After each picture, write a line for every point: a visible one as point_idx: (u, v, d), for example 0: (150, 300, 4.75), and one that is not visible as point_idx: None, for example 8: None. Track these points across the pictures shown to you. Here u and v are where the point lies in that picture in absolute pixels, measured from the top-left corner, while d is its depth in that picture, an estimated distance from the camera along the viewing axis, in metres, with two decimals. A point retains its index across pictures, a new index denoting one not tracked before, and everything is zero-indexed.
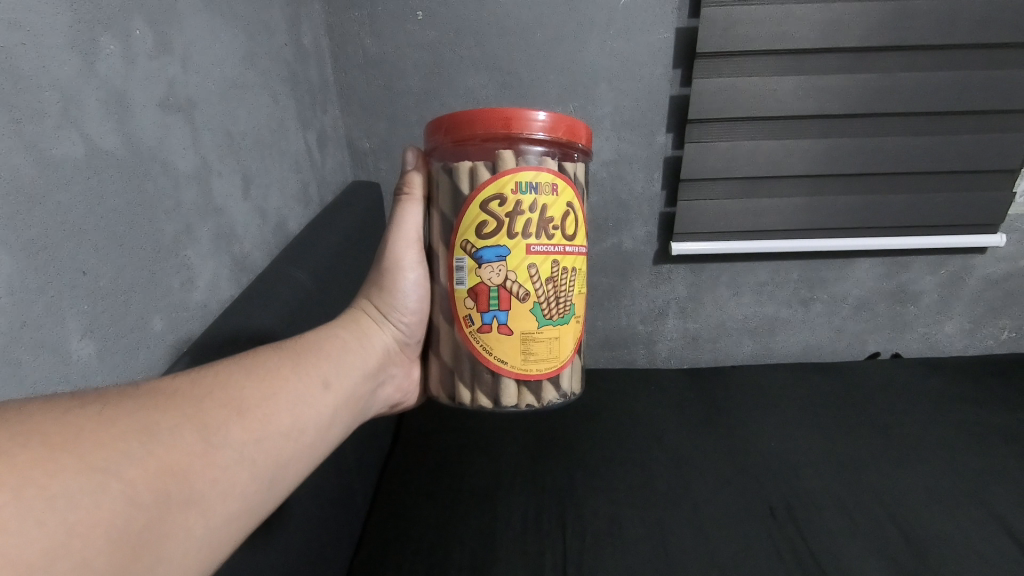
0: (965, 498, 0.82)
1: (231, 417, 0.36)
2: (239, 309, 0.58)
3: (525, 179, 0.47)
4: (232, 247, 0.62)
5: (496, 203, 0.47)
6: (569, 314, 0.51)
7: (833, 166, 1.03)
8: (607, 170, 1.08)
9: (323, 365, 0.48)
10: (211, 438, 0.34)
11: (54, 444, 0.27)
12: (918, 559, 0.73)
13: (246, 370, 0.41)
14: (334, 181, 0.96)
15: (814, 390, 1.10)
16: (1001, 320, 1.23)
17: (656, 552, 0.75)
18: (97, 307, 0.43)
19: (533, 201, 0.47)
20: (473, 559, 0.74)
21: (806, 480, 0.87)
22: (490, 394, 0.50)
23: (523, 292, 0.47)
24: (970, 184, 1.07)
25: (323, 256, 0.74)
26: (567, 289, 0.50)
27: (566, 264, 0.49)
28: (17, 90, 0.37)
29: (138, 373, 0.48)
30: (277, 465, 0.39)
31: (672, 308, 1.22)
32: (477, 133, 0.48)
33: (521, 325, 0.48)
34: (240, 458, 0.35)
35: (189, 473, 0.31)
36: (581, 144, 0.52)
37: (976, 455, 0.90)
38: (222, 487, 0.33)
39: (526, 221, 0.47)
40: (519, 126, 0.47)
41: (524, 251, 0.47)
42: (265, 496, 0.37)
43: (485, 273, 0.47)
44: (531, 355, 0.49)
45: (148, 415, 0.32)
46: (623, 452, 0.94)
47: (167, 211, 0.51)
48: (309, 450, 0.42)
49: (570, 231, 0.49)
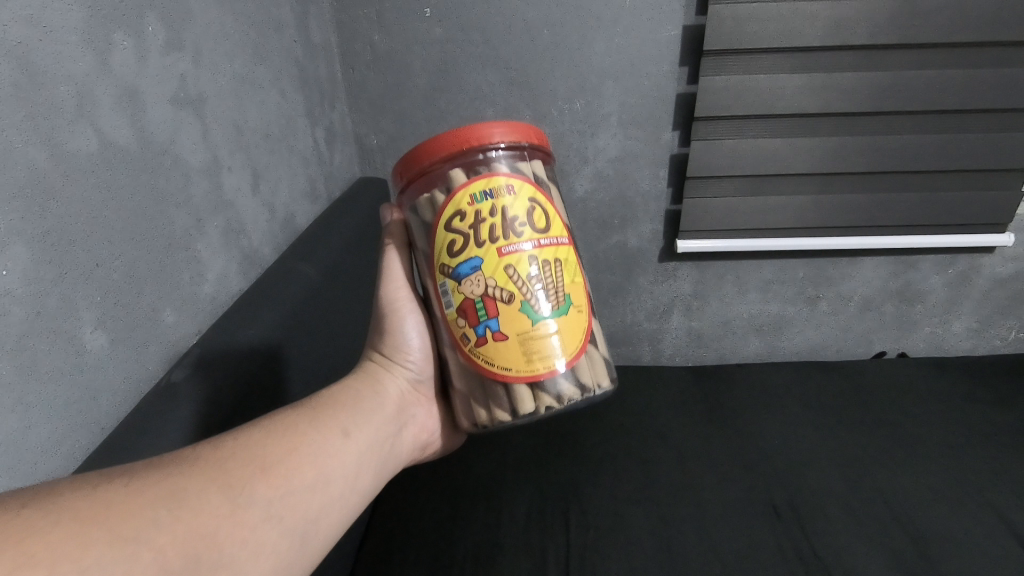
0: (970, 498, 0.82)
1: (254, 475, 0.37)
2: (248, 303, 0.59)
3: (477, 189, 0.48)
4: (241, 242, 0.63)
5: (457, 220, 0.48)
6: (566, 304, 0.49)
7: (840, 164, 1.03)
8: (614, 167, 1.08)
9: (342, 416, 0.48)
10: (237, 498, 0.35)
11: (86, 517, 0.29)
12: (921, 560, 0.73)
13: (269, 429, 0.42)
14: (342, 176, 0.97)
15: (819, 388, 1.10)
16: (1010, 320, 1.22)
17: (659, 549, 0.76)
18: (110, 298, 0.44)
19: (491, 206, 0.47)
20: (477, 554, 0.76)
21: (811, 478, 0.87)
22: (506, 405, 0.49)
23: (506, 294, 0.47)
24: (979, 183, 1.06)
25: (331, 252, 0.74)
26: (555, 281, 0.49)
27: (546, 256, 0.49)
28: (32, 86, 0.38)
29: (152, 365, 0.49)
30: (305, 519, 0.39)
31: (678, 306, 1.22)
32: (425, 164, 0.50)
33: (516, 326, 0.47)
34: (268, 515, 0.36)
35: (217, 536, 0.33)
36: (531, 141, 0.51)
37: (982, 456, 0.89)
38: (252, 547, 0.35)
39: (490, 226, 0.47)
40: (460, 141, 0.48)
41: (496, 256, 0.47)
42: (295, 554, 0.38)
43: (466, 287, 0.48)
44: (534, 355, 0.48)
45: (174, 482, 0.33)
46: (628, 449, 0.95)
47: (178, 205, 0.52)
48: (339, 502, 0.43)
49: (541, 224, 0.49)
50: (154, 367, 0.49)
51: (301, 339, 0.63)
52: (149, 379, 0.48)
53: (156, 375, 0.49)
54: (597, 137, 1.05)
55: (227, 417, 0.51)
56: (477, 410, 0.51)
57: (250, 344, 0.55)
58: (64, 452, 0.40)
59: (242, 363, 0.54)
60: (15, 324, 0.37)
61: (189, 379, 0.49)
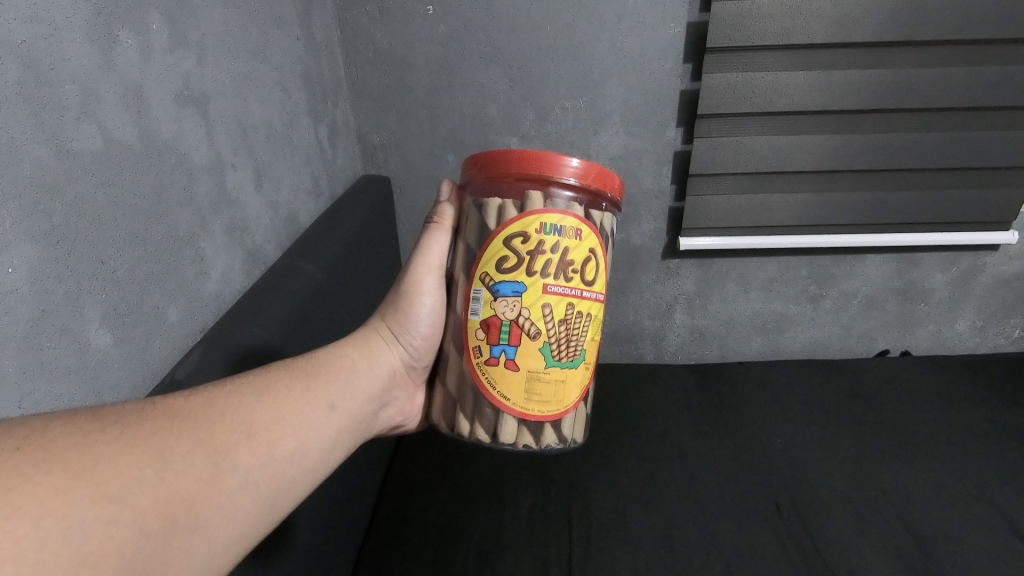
0: (972, 496, 0.82)
1: (239, 441, 0.38)
2: (250, 302, 0.59)
3: (549, 221, 0.47)
4: (245, 239, 0.63)
5: (519, 240, 0.48)
6: (579, 359, 0.50)
7: (843, 162, 1.03)
8: (616, 165, 1.08)
9: (330, 388, 0.49)
10: (220, 464, 0.36)
11: (75, 470, 0.29)
12: (922, 556, 0.73)
13: (261, 392, 0.43)
14: (344, 174, 0.97)
15: (822, 386, 1.10)
16: (1013, 319, 1.22)
17: (661, 547, 0.76)
18: (115, 297, 0.44)
19: (556, 242, 0.47)
20: (479, 552, 0.76)
21: (813, 476, 0.87)
22: (489, 428, 0.50)
23: (534, 330, 0.48)
24: (983, 181, 1.06)
25: (334, 250, 0.74)
26: (579, 334, 0.49)
27: (582, 308, 0.49)
28: (36, 85, 0.38)
29: (154, 361, 0.49)
30: (277, 489, 0.40)
31: (680, 304, 1.22)
32: (510, 172, 0.50)
33: (529, 362, 0.48)
34: (244, 484, 0.37)
35: (195, 499, 0.33)
36: (610, 194, 0.52)
37: (984, 454, 0.90)
38: (226, 512, 0.35)
39: (546, 261, 0.47)
40: (550, 168, 0.48)
41: (540, 291, 0.47)
42: (265, 517, 0.39)
43: (499, 306, 0.48)
44: (534, 395, 0.49)
45: (164, 440, 0.33)
46: (631, 448, 0.94)
47: (182, 203, 0.52)
48: (311, 473, 0.44)
49: (590, 277, 0.49)
50: (158, 363, 0.49)
51: (301, 337, 0.63)
52: (152, 374, 0.49)
53: (159, 371, 0.49)
54: (599, 135, 1.05)
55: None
56: (459, 421, 0.52)
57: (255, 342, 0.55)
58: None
59: (245, 361, 0.54)
60: (20, 319, 0.37)
61: (193, 376, 0.49)
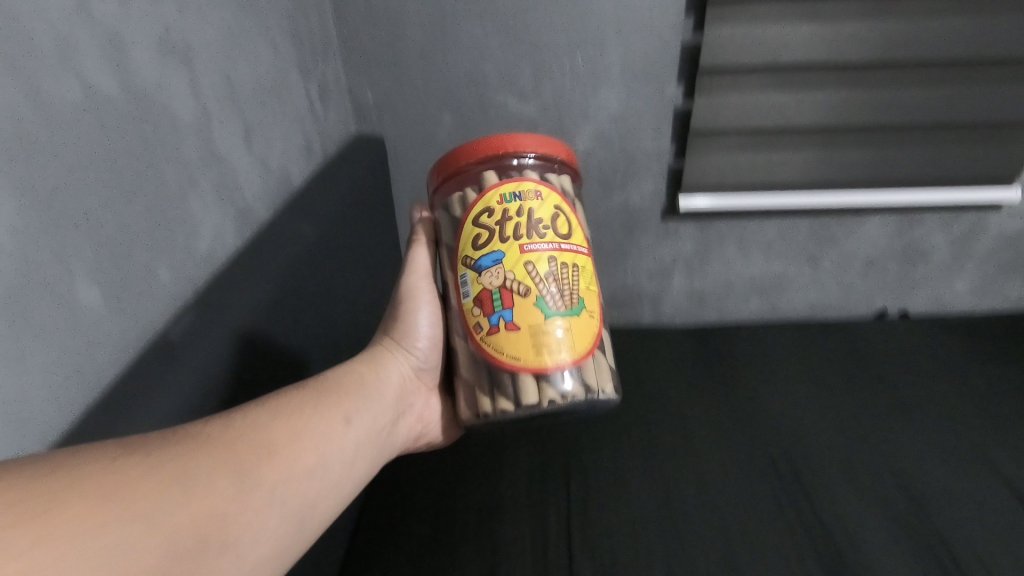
0: (969, 454, 0.84)
1: (259, 460, 0.41)
2: (243, 269, 0.58)
3: (508, 191, 0.50)
4: (236, 199, 0.62)
5: (485, 215, 0.50)
6: (580, 308, 0.49)
7: (846, 119, 1.01)
8: (615, 124, 1.05)
9: (345, 403, 0.51)
10: (244, 482, 0.39)
11: (106, 492, 0.32)
12: (915, 512, 0.76)
13: (278, 411, 0.45)
14: (337, 134, 0.95)
15: (818, 345, 1.10)
16: (1013, 279, 1.21)
17: (661, 508, 0.78)
18: (103, 255, 0.43)
19: (519, 206, 0.49)
20: (478, 515, 0.78)
21: (809, 436, 0.88)
22: (510, 393, 0.49)
23: (524, 288, 0.48)
24: (990, 139, 1.04)
25: (327, 210, 0.73)
26: (572, 283, 0.49)
27: (567, 259, 0.49)
28: (7, 29, 0.36)
29: (148, 322, 0.48)
30: (303, 504, 0.43)
31: (679, 266, 1.21)
32: (464, 164, 0.52)
33: (529, 318, 0.48)
34: (270, 500, 0.40)
35: (222, 518, 0.36)
36: (561, 158, 0.55)
37: (976, 414, 0.91)
38: (254, 531, 0.38)
39: (515, 224, 0.49)
40: (496, 147, 0.52)
41: (518, 252, 0.48)
42: (294, 536, 0.42)
43: (486, 279, 0.49)
44: (544, 348, 0.48)
45: (187, 462, 0.36)
46: (630, 409, 0.95)
47: (170, 160, 0.51)
48: (334, 487, 0.47)
49: (563, 230, 0.50)
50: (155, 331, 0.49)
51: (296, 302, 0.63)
52: (150, 341, 0.48)
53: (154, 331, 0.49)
54: (598, 93, 1.02)
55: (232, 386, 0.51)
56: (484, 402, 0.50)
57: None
58: (58, 416, 0.40)
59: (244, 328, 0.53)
60: (4, 276, 0.36)
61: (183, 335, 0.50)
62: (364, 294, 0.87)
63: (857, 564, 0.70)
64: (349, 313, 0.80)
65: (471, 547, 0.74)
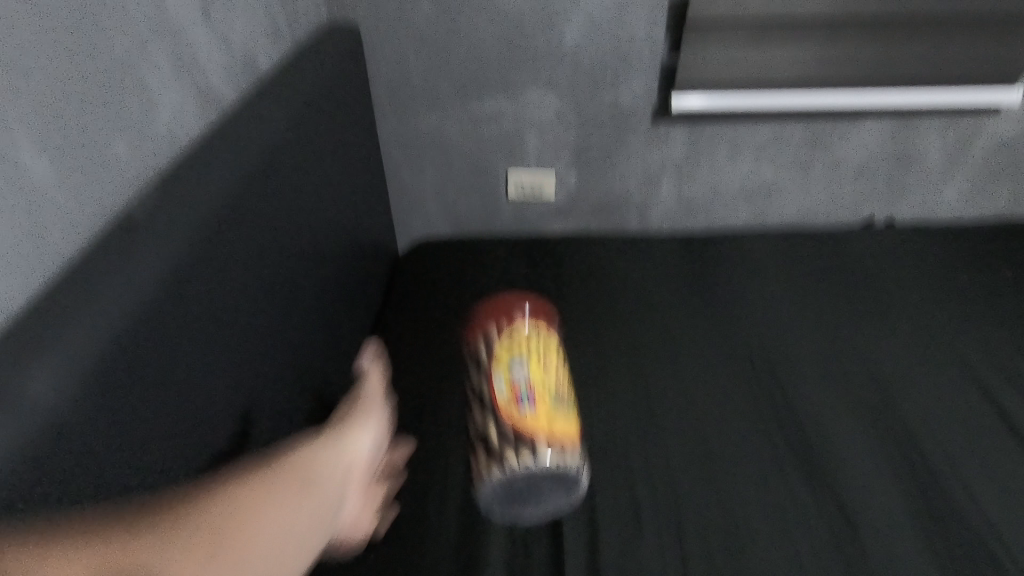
0: (939, 351, 0.87)
1: (248, 469, 0.37)
2: (210, 154, 0.55)
3: (532, 328, 0.59)
4: (196, 78, 0.58)
5: (518, 335, 0.58)
6: (573, 410, 0.57)
7: (848, 9, 0.96)
8: (606, 12, 0.99)
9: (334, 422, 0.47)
10: (238, 488, 0.35)
11: (79, 541, 0.29)
12: (883, 403, 0.80)
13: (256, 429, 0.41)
14: (308, 19, 0.88)
15: (803, 250, 1.10)
16: (1001, 187, 1.21)
17: (641, 400, 0.80)
18: (49, 118, 0.42)
19: (538, 339, 0.58)
20: (462, 411, 0.80)
21: (788, 337, 0.90)
22: (530, 446, 0.52)
23: (541, 385, 0.54)
24: (996, 35, 1.00)
25: (298, 98, 0.68)
26: (567, 395, 0.57)
27: (564, 379, 0.58)
28: None
29: (103, 198, 0.47)
30: (314, 495, 0.39)
31: (668, 171, 1.17)
32: (488, 319, 0.62)
33: (546, 404, 0.53)
34: (276, 500, 0.36)
35: (229, 524, 0.33)
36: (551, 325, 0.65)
37: (948, 315, 0.93)
38: (270, 534, 0.34)
39: (535, 343, 0.58)
40: (515, 308, 0.63)
41: (540, 358, 0.56)
42: (311, 533, 0.37)
43: (515, 372, 0.55)
44: (557, 424, 0.53)
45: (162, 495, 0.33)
46: (612, 312, 0.95)
47: (116, 23, 0.48)
48: (339, 478, 0.42)
49: (562, 359, 0.60)
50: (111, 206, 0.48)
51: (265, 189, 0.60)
52: (105, 217, 0.47)
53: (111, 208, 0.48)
54: None
55: (208, 266, 0.50)
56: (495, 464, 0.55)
57: (219, 190, 0.53)
58: (20, 278, 0.39)
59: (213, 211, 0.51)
60: None
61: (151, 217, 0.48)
62: (336, 190, 0.83)
63: (827, 454, 0.74)
64: (320, 206, 0.75)
65: (456, 440, 0.76)
